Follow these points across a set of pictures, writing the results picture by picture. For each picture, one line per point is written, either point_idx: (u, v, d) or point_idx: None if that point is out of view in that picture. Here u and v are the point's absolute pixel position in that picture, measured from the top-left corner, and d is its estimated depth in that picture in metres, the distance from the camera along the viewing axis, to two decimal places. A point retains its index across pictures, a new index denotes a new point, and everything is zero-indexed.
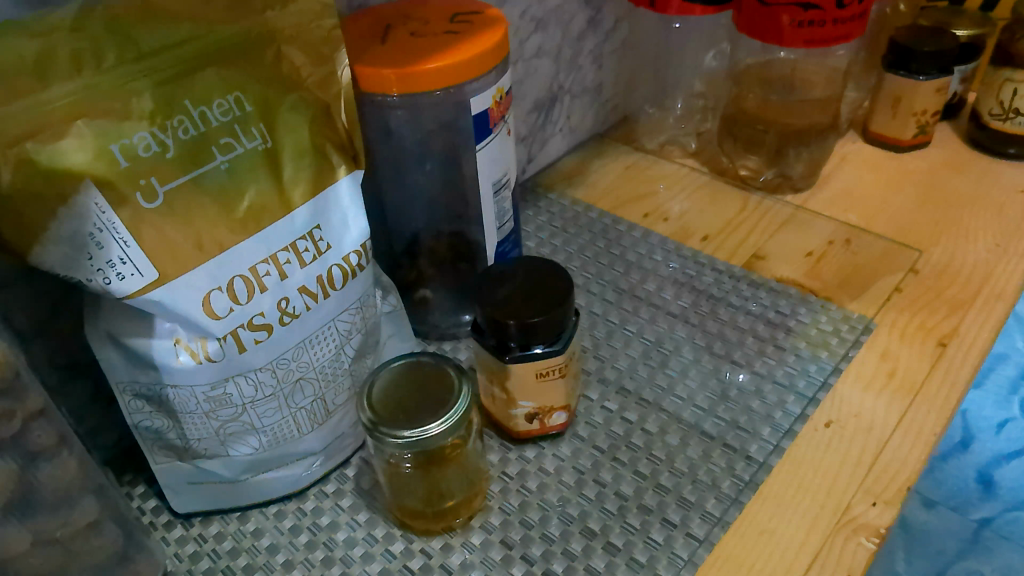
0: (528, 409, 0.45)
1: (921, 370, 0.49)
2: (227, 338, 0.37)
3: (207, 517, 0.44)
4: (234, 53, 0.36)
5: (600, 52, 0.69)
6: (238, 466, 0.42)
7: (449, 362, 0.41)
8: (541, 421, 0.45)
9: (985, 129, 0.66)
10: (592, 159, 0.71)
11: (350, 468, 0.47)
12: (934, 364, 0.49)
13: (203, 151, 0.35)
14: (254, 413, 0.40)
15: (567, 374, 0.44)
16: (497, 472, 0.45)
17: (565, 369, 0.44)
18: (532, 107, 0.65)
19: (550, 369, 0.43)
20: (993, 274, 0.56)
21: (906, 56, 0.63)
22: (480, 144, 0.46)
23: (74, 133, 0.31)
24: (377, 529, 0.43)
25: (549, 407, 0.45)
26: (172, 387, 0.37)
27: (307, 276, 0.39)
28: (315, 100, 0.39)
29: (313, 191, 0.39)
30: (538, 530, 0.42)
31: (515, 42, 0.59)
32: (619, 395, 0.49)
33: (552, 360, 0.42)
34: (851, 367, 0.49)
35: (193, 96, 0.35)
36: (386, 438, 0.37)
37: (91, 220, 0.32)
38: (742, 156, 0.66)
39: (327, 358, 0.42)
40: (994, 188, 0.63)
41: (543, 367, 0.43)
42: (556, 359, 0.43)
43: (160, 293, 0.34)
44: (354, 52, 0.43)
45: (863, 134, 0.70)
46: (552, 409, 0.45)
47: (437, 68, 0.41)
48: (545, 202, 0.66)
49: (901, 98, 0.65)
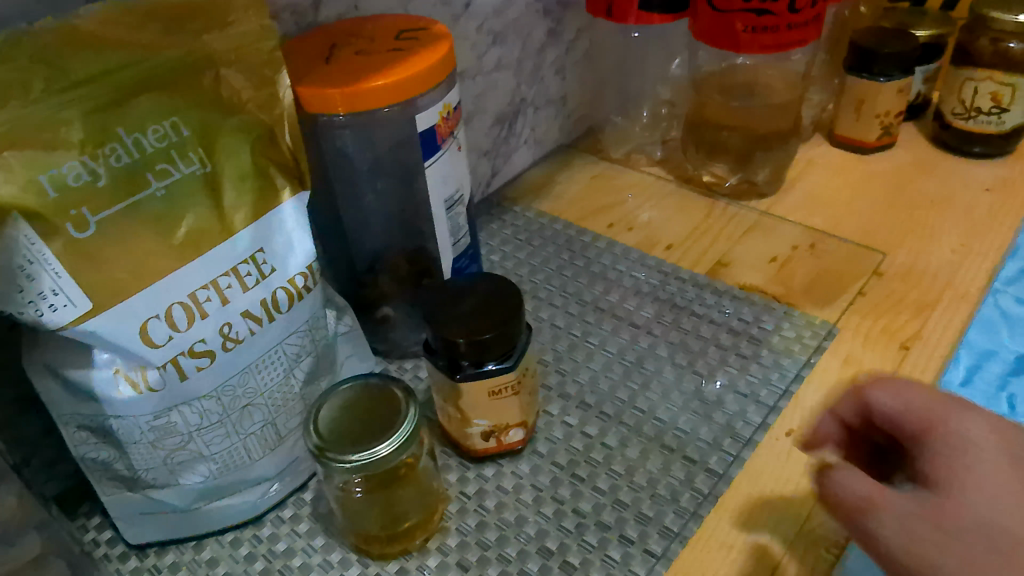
0: (484, 427, 0.44)
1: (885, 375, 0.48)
2: (166, 367, 0.36)
3: (163, 546, 0.44)
4: (174, 77, 0.36)
5: (563, 63, 0.69)
6: (190, 494, 0.41)
7: (398, 383, 0.40)
8: (499, 440, 0.45)
9: (949, 128, 0.66)
10: (558, 170, 0.71)
11: (308, 492, 0.46)
12: (897, 370, 0.49)
13: (138, 177, 0.34)
14: (201, 440, 0.39)
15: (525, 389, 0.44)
16: (455, 493, 0.45)
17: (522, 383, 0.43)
18: (495, 120, 0.64)
19: (500, 386, 0.42)
20: (958, 274, 0.55)
21: (867, 58, 0.63)
22: (429, 161, 0.46)
23: (2, 165, 0.30)
24: (333, 554, 0.43)
25: (506, 425, 0.44)
26: (115, 418, 0.37)
27: (250, 300, 0.39)
28: (258, 122, 0.39)
29: (256, 214, 0.39)
30: (495, 550, 0.41)
31: (473, 56, 0.59)
32: (562, 400, 0.49)
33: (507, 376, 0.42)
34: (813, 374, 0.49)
35: (127, 122, 0.34)
36: (332, 464, 0.37)
37: (20, 252, 0.32)
38: (707, 163, 0.66)
39: (276, 382, 0.41)
40: (959, 187, 0.63)
41: (497, 384, 0.42)
42: (509, 374, 0.42)
43: (96, 323, 0.34)
44: (298, 74, 0.43)
45: (830, 138, 0.70)
46: (510, 426, 0.44)
47: (380, 86, 0.41)
48: (510, 216, 0.65)
49: (864, 100, 0.65)
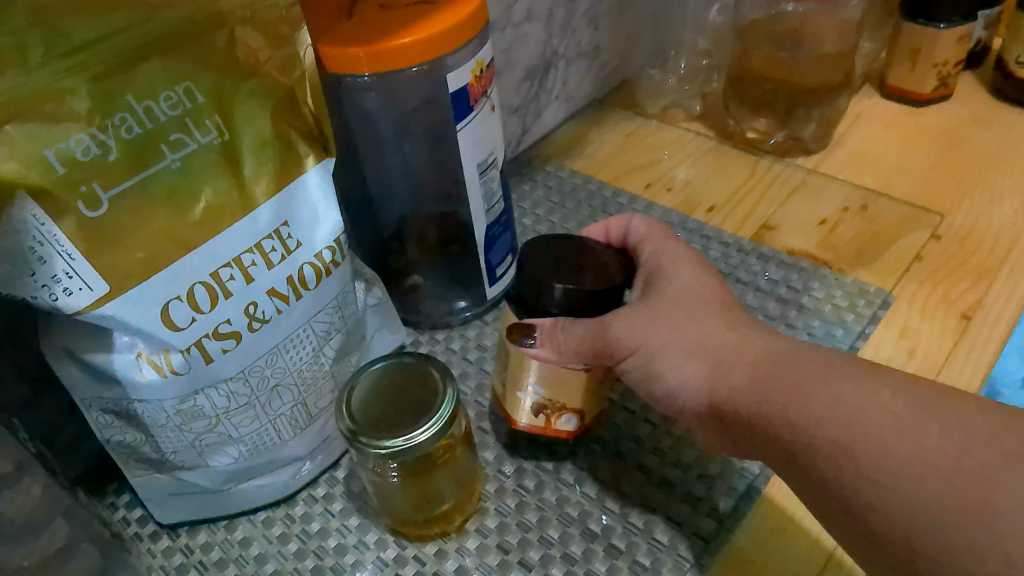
0: (537, 399, 0.39)
1: (943, 349, 0.46)
2: (190, 350, 0.34)
3: (193, 526, 0.43)
4: (184, 39, 0.33)
5: (597, 12, 0.65)
6: (220, 476, 0.40)
7: (433, 363, 0.39)
8: (550, 420, 0.40)
9: (1011, 78, 0.62)
10: (592, 126, 0.68)
11: (341, 470, 0.45)
12: (955, 345, 0.46)
13: (151, 149, 0.32)
14: (229, 423, 0.38)
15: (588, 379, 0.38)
16: (492, 472, 0.43)
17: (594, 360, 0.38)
18: (525, 75, 0.61)
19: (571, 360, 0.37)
20: (1022, 237, 0.52)
21: (926, 2, 0.58)
22: (461, 125, 0.43)
23: (5, 141, 0.28)
24: (368, 535, 0.41)
25: (560, 404, 0.39)
26: (139, 402, 0.35)
27: (276, 278, 0.37)
28: (278, 86, 0.36)
29: (278, 186, 0.36)
30: (536, 532, 0.40)
31: (503, 6, 0.55)
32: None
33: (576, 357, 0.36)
34: (867, 347, 0.46)
35: (136, 90, 0.32)
36: (367, 450, 0.35)
37: (30, 233, 0.29)
38: (750, 119, 0.63)
39: (305, 360, 0.40)
40: (1023, 142, 0.59)
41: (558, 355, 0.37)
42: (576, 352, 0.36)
43: (114, 306, 0.32)
44: (320, 32, 0.40)
45: (880, 89, 0.66)
46: (566, 407, 0.39)
47: (408, 43, 0.38)
48: (542, 176, 0.63)
49: (920, 49, 0.61)
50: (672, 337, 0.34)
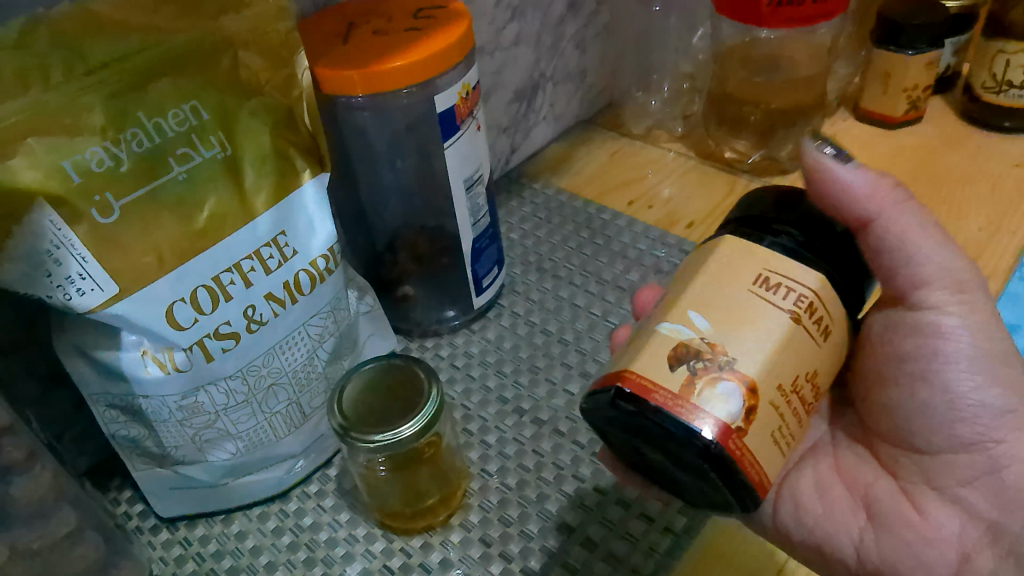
0: (691, 341, 0.29)
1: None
2: (192, 349, 0.37)
3: (192, 520, 0.45)
4: (192, 61, 0.36)
5: (583, 37, 0.68)
6: (218, 471, 0.42)
7: (421, 365, 0.41)
8: (692, 383, 0.28)
9: (978, 102, 0.65)
10: (578, 146, 0.70)
11: (333, 468, 0.47)
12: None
13: (159, 162, 0.35)
14: (228, 420, 0.40)
15: (789, 337, 0.29)
16: (477, 470, 0.45)
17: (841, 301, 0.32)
18: (513, 96, 0.64)
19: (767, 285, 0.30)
20: (985, 253, 0.55)
21: (893, 30, 0.61)
22: (449, 142, 0.46)
23: (25, 152, 0.31)
24: (358, 529, 0.44)
25: (728, 367, 0.28)
26: (143, 397, 0.38)
27: (273, 283, 0.39)
28: (277, 105, 0.39)
29: (277, 197, 0.39)
30: (517, 527, 0.42)
31: (492, 31, 0.58)
32: (580, 378, 0.50)
33: (773, 291, 0.30)
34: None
35: (147, 107, 0.34)
36: (357, 444, 0.37)
37: (47, 237, 0.32)
38: (729, 139, 0.66)
39: (300, 361, 0.42)
40: (989, 163, 0.62)
41: (804, 281, 0.30)
42: (806, 277, 0.30)
43: (123, 306, 0.34)
44: (317, 54, 0.43)
45: (854, 112, 0.69)
46: (729, 368, 0.28)
47: (398, 66, 0.41)
48: (529, 192, 0.65)
49: (890, 74, 0.64)
50: (928, 243, 0.35)
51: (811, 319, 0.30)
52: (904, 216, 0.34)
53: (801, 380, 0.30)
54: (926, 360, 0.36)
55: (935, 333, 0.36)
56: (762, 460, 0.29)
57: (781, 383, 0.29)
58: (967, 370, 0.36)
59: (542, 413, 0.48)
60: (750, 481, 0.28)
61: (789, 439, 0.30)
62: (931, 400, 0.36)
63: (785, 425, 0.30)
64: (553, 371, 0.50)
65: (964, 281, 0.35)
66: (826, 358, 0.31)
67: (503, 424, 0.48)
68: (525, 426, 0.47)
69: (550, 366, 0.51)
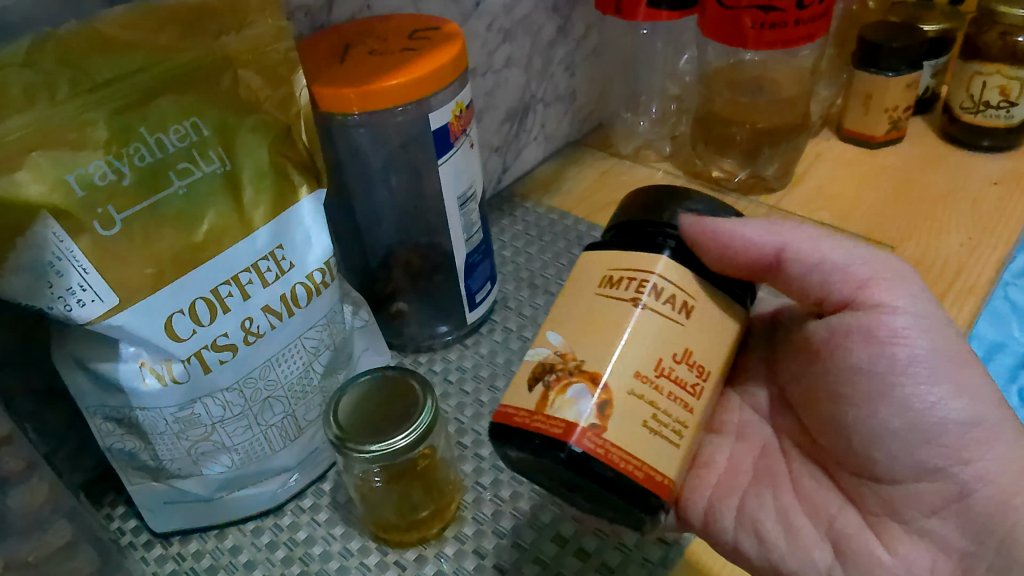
0: (546, 359, 0.33)
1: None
2: (190, 360, 0.37)
3: (186, 535, 0.45)
4: (193, 79, 0.37)
5: (572, 60, 0.70)
6: (213, 484, 0.42)
7: (415, 376, 0.42)
8: (547, 395, 0.31)
9: (958, 122, 0.66)
10: (568, 166, 0.72)
11: (327, 483, 0.47)
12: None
13: (160, 176, 0.35)
14: (224, 432, 0.40)
15: (646, 323, 0.32)
16: (470, 483, 0.46)
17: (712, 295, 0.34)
18: (505, 117, 0.65)
19: (626, 283, 0.33)
20: (966, 268, 0.56)
21: (874, 52, 0.63)
22: (442, 159, 0.47)
23: (30, 165, 0.31)
24: (352, 542, 0.44)
25: (575, 370, 0.32)
26: (141, 409, 0.38)
27: (270, 295, 0.40)
28: (275, 122, 0.40)
29: (274, 212, 0.40)
30: (511, 538, 0.43)
31: (484, 53, 0.60)
32: None
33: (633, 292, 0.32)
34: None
35: (149, 123, 0.35)
36: (352, 454, 0.38)
37: (50, 248, 0.32)
38: (716, 158, 0.67)
39: (295, 374, 0.43)
40: (968, 181, 0.64)
41: (655, 273, 0.33)
42: (655, 265, 0.33)
43: (123, 317, 0.35)
44: (314, 73, 0.44)
45: (837, 132, 0.71)
46: (578, 371, 0.32)
47: (394, 85, 0.42)
48: (521, 211, 0.66)
49: (871, 95, 0.66)
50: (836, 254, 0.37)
51: (662, 302, 0.32)
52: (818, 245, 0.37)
53: (671, 365, 0.32)
54: (881, 371, 0.37)
55: (889, 338, 0.36)
56: (638, 454, 0.30)
57: (641, 370, 0.31)
58: (925, 381, 0.36)
59: None
60: (635, 481, 0.30)
61: (675, 425, 0.32)
62: (891, 416, 0.37)
63: (660, 412, 0.31)
64: None
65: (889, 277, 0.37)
66: (701, 336, 0.33)
67: None
68: None
69: None
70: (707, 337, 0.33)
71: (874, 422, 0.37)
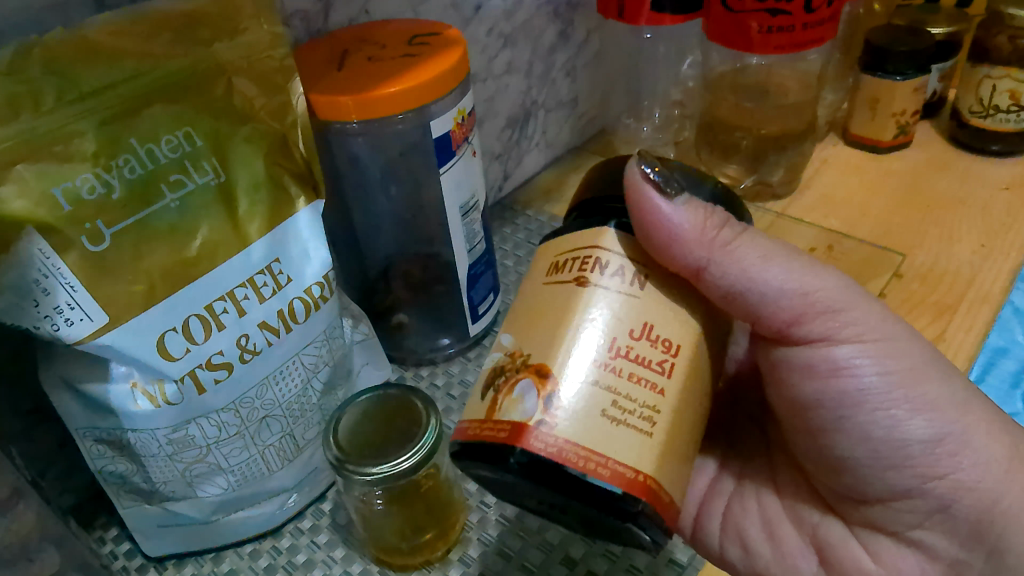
0: (497, 362, 0.30)
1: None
2: (184, 380, 0.36)
3: (181, 559, 0.43)
4: (185, 88, 0.35)
5: (574, 65, 0.68)
6: (208, 507, 0.41)
7: (417, 394, 0.40)
8: (495, 401, 0.29)
9: (966, 126, 0.65)
10: (569, 173, 0.70)
11: (326, 503, 0.46)
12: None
13: (152, 188, 0.34)
14: (219, 453, 0.39)
15: (596, 301, 0.29)
16: (475, 502, 0.44)
17: (670, 275, 0.31)
18: (505, 124, 0.64)
19: (574, 264, 0.30)
20: (978, 276, 0.54)
21: (881, 56, 0.62)
22: (444, 168, 0.45)
23: (14, 178, 0.30)
24: (354, 565, 0.42)
25: (523, 367, 0.29)
26: (132, 431, 0.36)
27: (267, 311, 0.38)
28: (271, 131, 0.39)
29: (271, 224, 0.38)
30: (518, 560, 0.41)
31: (484, 59, 0.58)
32: None
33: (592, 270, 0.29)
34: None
35: (139, 133, 0.34)
36: (352, 476, 0.36)
37: (35, 266, 0.31)
38: (721, 164, 0.65)
39: (293, 392, 0.41)
40: (977, 186, 0.63)
41: (601, 248, 0.30)
42: (605, 241, 0.30)
43: (113, 336, 0.33)
44: (311, 80, 0.42)
45: (844, 137, 0.70)
46: (525, 368, 0.29)
47: (394, 92, 0.41)
48: (522, 219, 0.65)
49: (878, 99, 0.64)
50: (774, 268, 0.34)
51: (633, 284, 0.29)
52: (733, 257, 0.32)
53: (627, 344, 0.28)
54: (831, 409, 0.37)
55: (832, 372, 0.36)
56: (601, 449, 0.27)
57: (598, 355, 0.28)
58: (884, 405, 0.36)
59: None
60: (601, 481, 0.27)
61: (642, 411, 0.28)
62: (851, 446, 0.37)
63: (623, 396, 0.28)
64: None
65: (836, 299, 0.35)
66: (660, 308, 0.29)
67: None
68: None
69: None
70: (670, 309, 0.30)
71: (839, 453, 0.38)
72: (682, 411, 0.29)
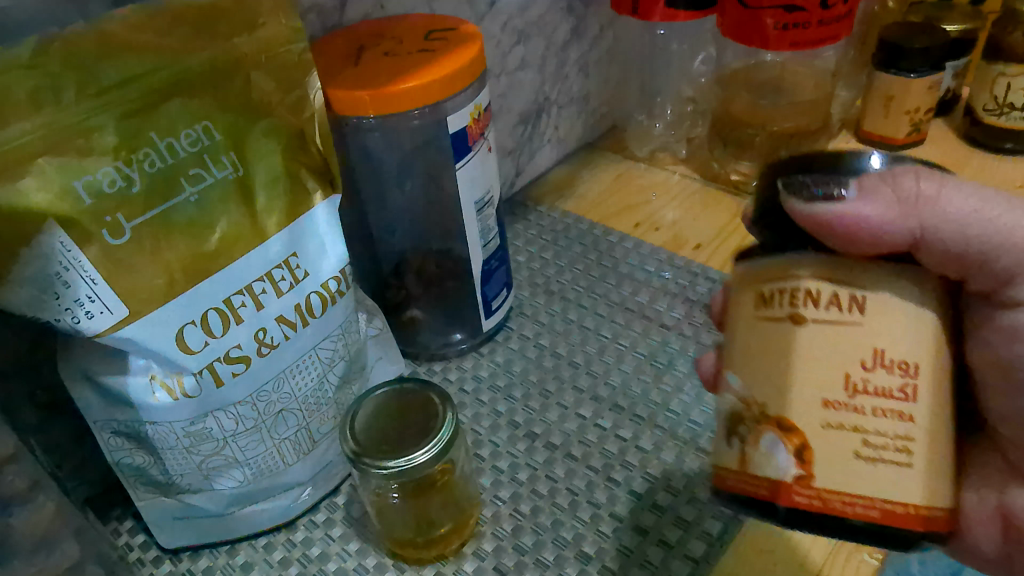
0: (735, 404, 0.27)
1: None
2: (202, 373, 0.36)
3: (196, 551, 0.43)
4: (204, 82, 0.35)
5: (586, 61, 0.68)
6: (224, 499, 0.41)
7: (434, 388, 0.40)
8: (745, 450, 0.27)
9: (979, 124, 0.65)
10: (582, 168, 0.70)
11: (340, 496, 0.46)
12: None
13: (171, 182, 0.34)
14: (236, 446, 0.39)
15: (819, 338, 0.25)
16: (489, 497, 0.44)
17: (882, 267, 0.26)
18: (518, 120, 0.64)
19: (771, 296, 0.26)
20: None
21: (895, 53, 0.62)
22: (460, 164, 0.45)
23: (36, 172, 0.30)
24: (368, 558, 0.42)
25: (761, 416, 0.26)
26: (150, 424, 0.37)
27: (284, 305, 0.39)
28: (288, 126, 0.39)
29: (288, 219, 0.39)
30: (531, 555, 0.41)
31: (497, 54, 0.58)
32: (592, 402, 0.49)
33: (805, 309, 0.25)
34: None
35: (159, 127, 0.34)
36: (369, 469, 0.36)
37: (56, 259, 0.31)
38: (733, 161, 0.65)
39: (309, 386, 0.41)
40: (991, 184, 0.62)
41: (800, 275, 0.26)
42: (805, 268, 0.26)
43: (132, 330, 0.34)
44: (328, 75, 0.42)
45: (856, 135, 0.69)
46: (766, 419, 0.26)
47: (410, 88, 0.41)
48: (534, 215, 0.65)
49: (892, 97, 0.64)
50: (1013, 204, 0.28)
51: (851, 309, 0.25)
52: (953, 204, 0.27)
53: (861, 375, 0.25)
54: None
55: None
56: (865, 491, 0.25)
57: (829, 396, 0.25)
58: None
59: (554, 437, 0.47)
60: (867, 518, 0.25)
61: (897, 442, 0.25)
62: None
63: (871, 433, 0.25)
64: (564, 395, 0.50)
65: None
66: (894, 330, 0.25)
67: (515, 449, 0.47)
68: (537, 450, 0.46)
69: (560, 390, 0.50)
70: (904, 325, 0.25)
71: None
72: (936, 428, 0.26)
